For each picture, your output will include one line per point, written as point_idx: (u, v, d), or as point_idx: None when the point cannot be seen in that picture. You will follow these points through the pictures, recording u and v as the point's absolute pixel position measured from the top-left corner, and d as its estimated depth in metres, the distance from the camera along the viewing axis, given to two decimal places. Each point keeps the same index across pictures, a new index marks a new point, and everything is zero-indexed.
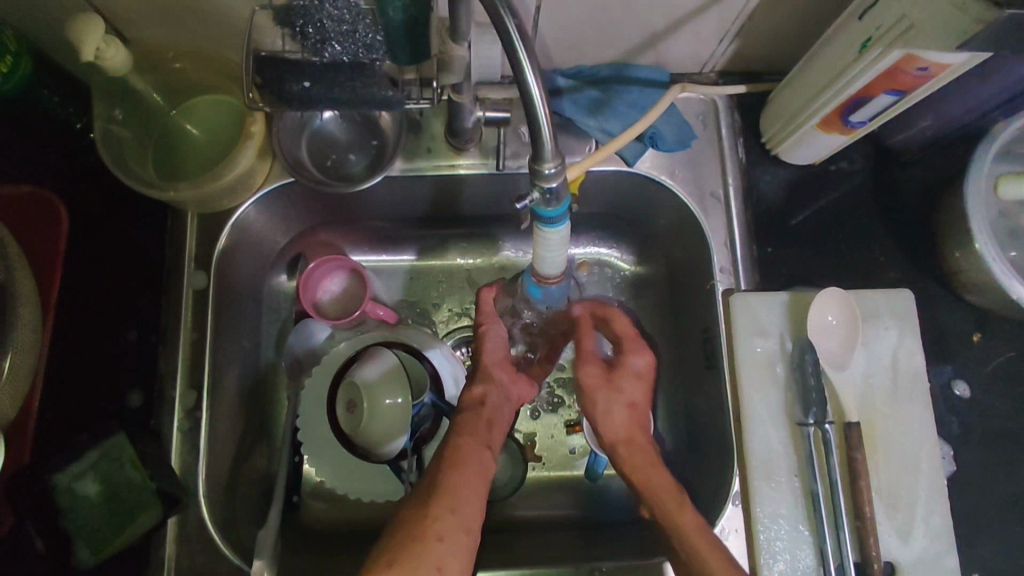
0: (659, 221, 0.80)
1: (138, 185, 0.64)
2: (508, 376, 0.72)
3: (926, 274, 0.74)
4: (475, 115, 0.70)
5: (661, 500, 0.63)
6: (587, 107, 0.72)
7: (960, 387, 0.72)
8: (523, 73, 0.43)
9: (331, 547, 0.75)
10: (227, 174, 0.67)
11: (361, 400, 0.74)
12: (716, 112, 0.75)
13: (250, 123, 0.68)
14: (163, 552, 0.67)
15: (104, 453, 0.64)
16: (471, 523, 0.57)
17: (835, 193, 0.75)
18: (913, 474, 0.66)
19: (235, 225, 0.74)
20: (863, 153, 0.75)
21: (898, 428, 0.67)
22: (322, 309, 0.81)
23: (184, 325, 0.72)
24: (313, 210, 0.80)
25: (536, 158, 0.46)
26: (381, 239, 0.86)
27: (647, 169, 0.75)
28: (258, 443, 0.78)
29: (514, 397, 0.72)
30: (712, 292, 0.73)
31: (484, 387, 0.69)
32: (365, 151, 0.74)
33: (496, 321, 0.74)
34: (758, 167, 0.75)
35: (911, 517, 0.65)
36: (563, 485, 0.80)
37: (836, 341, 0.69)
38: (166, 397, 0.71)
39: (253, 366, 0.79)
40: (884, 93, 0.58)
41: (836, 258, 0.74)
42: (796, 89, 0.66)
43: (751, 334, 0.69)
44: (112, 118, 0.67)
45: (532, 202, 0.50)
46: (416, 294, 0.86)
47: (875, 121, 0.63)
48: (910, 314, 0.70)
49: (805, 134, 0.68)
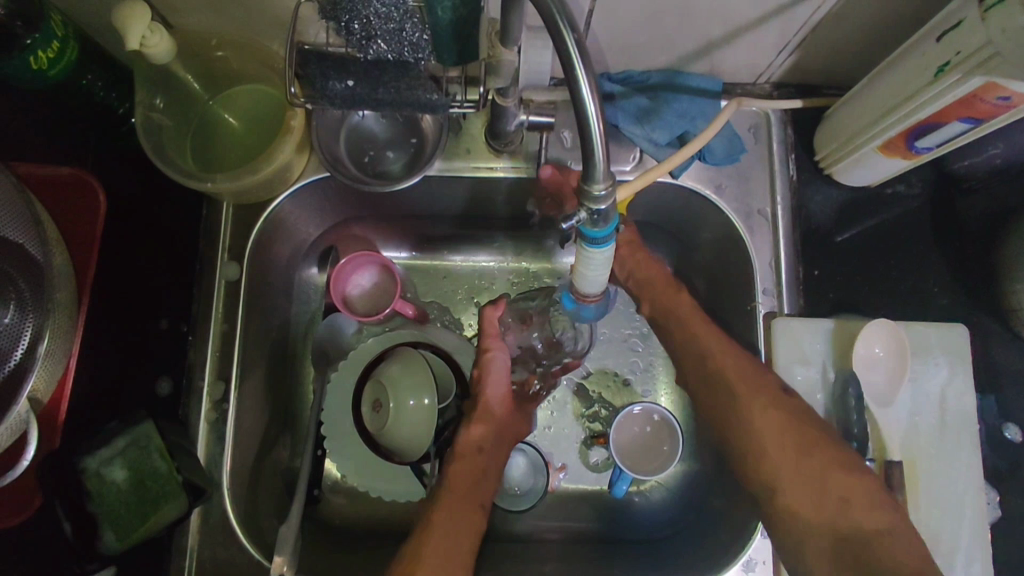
0: (701, 235, 0.77)
1: (177, 175, 0.64)
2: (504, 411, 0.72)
3: (982, 307, 0.70)
4: (519, 119, 0.67)
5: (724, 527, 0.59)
6: (633, 115, 0.68)
7: (1011, 430, 0.69)
8: (580, 90, 0.40)
9: (350, 544, 0.75)
10: (265, 167, 0.67)
11: (387, 400, 0.71)
12: (768, 125, 0.72)
13: (291, 117, 0.67)
14: (186, 541, 0.68)
15: (133, 440, 0.63)
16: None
17: (890, 217, 0.71)
18: (955, 519, 0.63)
19: (271, 217, 0.73)
20: (923, 177, 0.71)
21: (941, 470, 0.64)
22: (352, 304, 0.80)
23: (214, 316, 0.72)
24: (347, 204, 0.79)
25: (586, 179, 0.44)
26: (413, 237, 0.85)
27: (691, 183, 0.72)
28: (283, 436, 0.78)
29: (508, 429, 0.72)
30: (753, 314, 0.70)
31: (480, 430, 0.69)
32: (404, 149, 0.72)
33: (502, 346, 0.71)
34: (809, 186, 0.72)
35: (949, 563, 0.63)
36: (585, 499, 0.79)
37: (882, 375, 0.66)
38: (194, 387, 0.71)
39: (281, 359, 0.79)
40: (957, 120, 0.55)
41: (887, 286, 0.70)
42: (859, 110, 0.62)
43: (791, 361, 0.67)
44: (153, 107, 0.66)
45: (578, 222, 0.48)
46: (446, 294, 0.86)
47: (942, 148, 0.60)
48: (963, 351, 0.67)
49: (863, 156, 0.64)
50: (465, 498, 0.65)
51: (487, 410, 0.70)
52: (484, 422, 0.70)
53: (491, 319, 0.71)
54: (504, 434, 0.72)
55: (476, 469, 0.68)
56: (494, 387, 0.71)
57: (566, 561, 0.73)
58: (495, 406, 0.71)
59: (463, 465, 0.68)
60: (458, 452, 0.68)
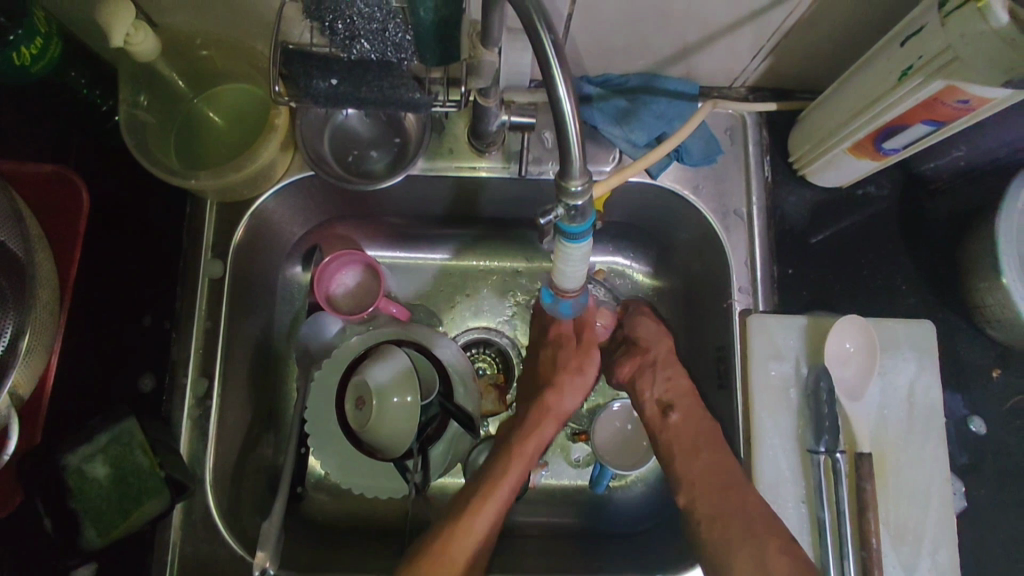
0: (679, 235, 0.78)
1: (159, 171, 0.64)
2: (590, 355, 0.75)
3: (949, 305, 0.73)
4: (500, 120, 0.69)
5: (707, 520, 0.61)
6: (613, 116, 0.70)
7: (976, 423, 0.71)
8: (557, 92, 0.42)
9: (333, 540, 0.75)
10: (248, 165, 0.67)
11: (370, 398, 0.71)
12: (743, 127, 0.74)
13: (275, 116, 0.68)
14: (168, 536, 0.68)
15: (115, 436, 0.63)
16: (506, 512, 0.66)
17: (861, 217, 0.74)
18: (922, 509, 0.65)
19: (255, 216, 0.74)
20: (892, 178, 0.74)
21: (908, 462, 0.67)
22: (336, 302, 0.81)
23: (197, 314, 0.72)
24: (332, 203, 0.79)
25: (563, 175, 0.46)
26: (396, 236, 0.86)
27: (669, 183, 0.73)
28: (265, 433, 0.78)
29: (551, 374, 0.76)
30: (729, 311, 0.72)
31: (570, 364, 0.73)
32: (387, 148, 0.74)
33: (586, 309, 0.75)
34: (783, 187, 0.74)
35: (917, 552, 0.65)
36: (566, 495, 0.80)
37: (852, 369, 0.68)
38: (177, 383, 0.71)
39: (264, 356, 0.79)
40: (921, 122, 0.57)
41: (858, 284, 0.73)
42: (829, 112, 0.64)
43: (765, 357, 0.68)
44: (137, 103, 0.66)
45: (555, 217, 0.49)
46: (429, 292, 0.86)
47: (909, 150, 0.62)
48: (930, 347, 0.69)
49: (834, 157, 0.66)
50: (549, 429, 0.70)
51: (590, 348, 0.73)
52: (583, 357, 0.73)
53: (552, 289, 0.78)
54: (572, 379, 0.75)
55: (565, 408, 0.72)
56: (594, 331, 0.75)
57: (547, 555, 0.74)
58: (593, 348, 0.74)
59: (552, 398, 0.71)
60: (557, 382, 0.72)
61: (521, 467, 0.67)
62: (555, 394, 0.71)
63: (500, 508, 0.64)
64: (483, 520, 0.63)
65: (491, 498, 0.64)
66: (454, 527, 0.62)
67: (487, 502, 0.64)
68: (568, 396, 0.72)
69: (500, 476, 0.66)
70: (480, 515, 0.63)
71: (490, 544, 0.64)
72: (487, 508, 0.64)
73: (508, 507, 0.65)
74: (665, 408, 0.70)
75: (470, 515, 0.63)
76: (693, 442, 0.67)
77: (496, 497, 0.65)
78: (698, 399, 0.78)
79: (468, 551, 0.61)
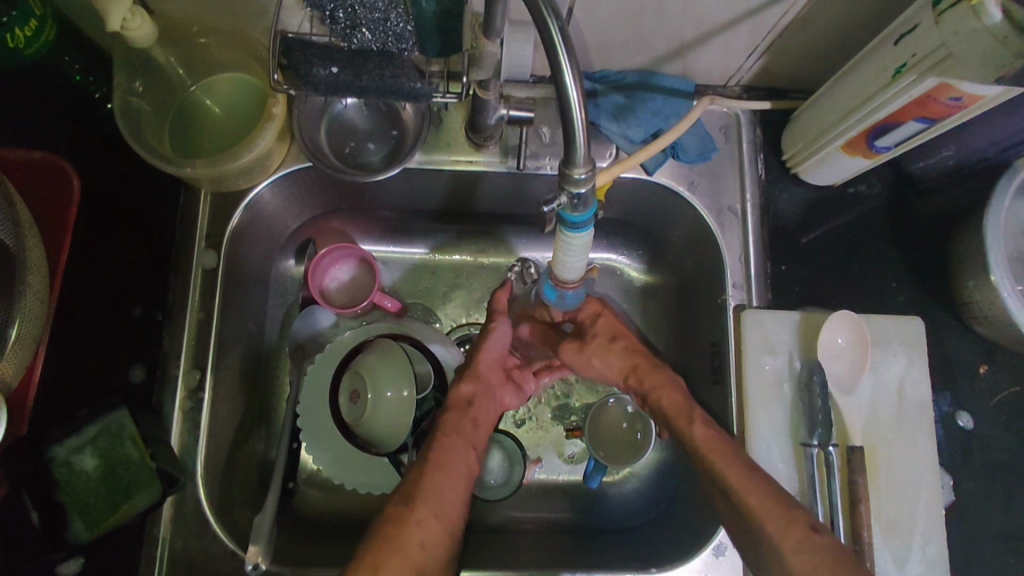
0: (674, 231, 0.79)
1: (154, 159, 0.64)
2: (499, 380, 0.74)
3: (936, 302, 0.75)
4: (499, 113, 0.69)
5: None
6: (611, 112, 0.71)
7: (964, 418, 0.73)
8: (566, 91, 0.43)
9: (326, 535, 0.74)
10: (245, 154, 0.67)
11: (364, 390, 0.71)
12: (738, 125, 0.75)
13: (273, 105, 0.68)
14: (157, 531, 0.66)
15: (104, 427, 0.62)
16: (448, 522, 0.62)
17: (851, 215, 0.75)
18: (912, 503, 0.66)
19: (250, 206, 0.73)
20: (882, 177, 0.75)
21: (899, 456, 0.68)
22: (329, 297, 0.80)
23: (190, 306, 0.72)
24: (327, 197, 0.79)
25: (568, 162, 0.47)
26: (391, 230, 0.86)
27: (665, 180, 0.74)
28: (257, 428, 0.77)
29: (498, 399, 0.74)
30: (723, 306, 0.72)
31: (472, 386, 0.71)
32: (385, 141, 0.74)
33: (507, 320, 0.76)
34: (776, 185, 0.75)
35: (907, 544, 0.66)
36: (559, 490, 0.80)
37: (844, 364, 0.69)
38: (168, 374, 0.70)
39: (257, 349, 0.78)
40: (913, 120, 0.58)
41: (848, 281, 0.74)
42: (822, 111, 0.66)
43: (760, 351, 0.69)
44: (132, 90, 0.66)
45: (559, 205, 0.51)
46: (423, 286, 0.86)
47: (900, 148, 0.63)
48: (919, 342, 0.70)
49: (827, 155, 0.68)
50: (461, 443, 0.68)
51: (480, 370, 0.73)
52: (475, 378, 0.72)
53: (500, 299, 0.77)
54: (493, 397, 0.73)
55: (470, 420, 0.70)
56: (490, 355, 0.74)
57: (541, 550, 0.74)
58: (487, 371, 0.73)
59: (456, 414, 0.69)
60: (451, 405, 0.70)
61: (442, 476, 0.64)
62: (455, 413, 0.69)
63: (427, 518, 0.61)
64: (417, 532, 0.60)
65: (415, 509, 0.62)
66: (382, 542, 0.59)
67: (409, 516, 0.61)
68: (452, 411, 0.70)
69: (419, 489, 0.63)
70: (406, 527, 0.60)
71: (436, 553, 0.60)
72: (413, 517, 0.61)
73: (444, 516, 0.62)
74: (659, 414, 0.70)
75: (397, 529, 0.60)
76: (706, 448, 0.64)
77: (422, 507, 0.62)
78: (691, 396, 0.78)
79: (402, 563, 0.58)
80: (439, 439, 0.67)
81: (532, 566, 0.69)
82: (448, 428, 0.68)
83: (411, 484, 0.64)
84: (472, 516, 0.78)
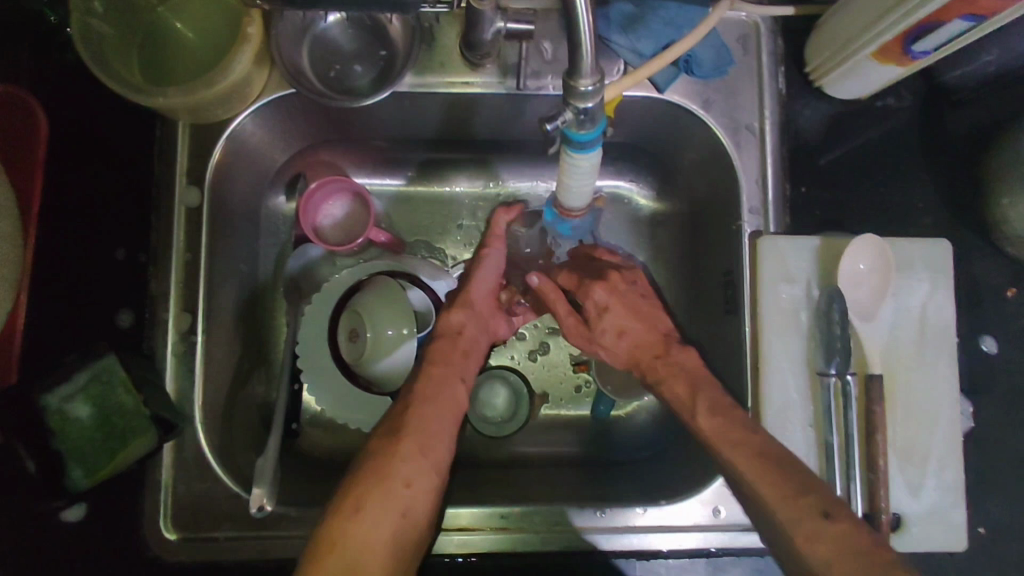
0: (686, 154, 0.74)
1: (122, 87, 0.59)
2: (488, 308, 0.71)
3: (964, 222, 0.71)
4: (496, 27, 0.62)
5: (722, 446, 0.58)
6: (619, 23, 0.65)
7: (988, 343, 0.70)
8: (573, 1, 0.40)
9: (332, 475, 0.73)
10: (221, 80, 0.61)
11: (364, 329, 0.68)
12: (758, 35, 0.68)
13: (247, 23, 0.61)
14: (158, 475, 0.64)
15: (94, 375, 0.60)
16: (435, 457, 0.59)
17: (876, 131, 0.70)
18: (930, 430, 0.65)
19: (232, 137, 0.68)
20: (914, 89, 0.70)
21: (918, 383, 0.65)
22: (323, 235, 0.76)
23: (175, 245, 0.67)
24: (315, 126, 0.74)
25: (571, 74, 0.43)
26: (385, 161, 0.81)
27: (677, 98, 0.68)
28: (256, 370, 0.74)
29: (491, 329, 0.72)
30: (738, 234, 0.68)
31: (462, 316, 0.69)
32: (372, 63, 0.68)
33: (503, 247, 0.73)
34: (798, 100, 0.70)
35: (922, 471, 0.64)
36: (567, 425, 0.79)
37: (865, 291, 0.66)
38: (158, 319, 0.66)
39: (251, 290, 0.75)
40: (957, 18, 0.52)
41: (870, 202, 0.70)
42: (850, 14, 0.59)
43: (776, 279, 0.66)
44: (92, 11, 0.60)
45: (562, 124, 0.47)
46: (420, 221, 0.81)
47: (938, 53, 0.58)
48: (945, 266, 0.66)
49: (855, 65, 0.62)
50: (449, 374, 0.65)
51: (469, 300, 0.70)
52: (464, 308, 0.69)
53: (500, 221, 0.73)
54: (484, 322, 0.71)
55: (459, 351, 0.67)
56: (482, 283, 0.71)
57: (550, 484, 0.73)
58: (480, 300, 0.71)
59: (445, 343, 0.67)
60: (440, 333, 0.68)
61: (432, 409, 0.62)
62: (444, 343, 0.67)
63: (412, 453, 0.58)
64: (401, 468, 0.57)
65: (399, 443, 0.59)
66: (367, 479, 0.57)
67: (395, 451, 0.58)
68: (438, 340, 0.67)
69: (405, 424, 0.60)
70: (393, 463, 0.58)
71: (422, 490, 0.57)
72: (397, 452, 0.58)
73: (431, 451, 0.60)
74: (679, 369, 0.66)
75: (381, 467, 0.57)
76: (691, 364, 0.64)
77: (406, 442, 0.59)
78: (703, 328, 0.75)
79: (388, 500, 0.55)
80: (425, 369, 0.65)
81: (542, 500, 0.69)
82: (436, 359, 0.66)
83: (397, 419, 0.61)
84: (480, 452, 0.77)
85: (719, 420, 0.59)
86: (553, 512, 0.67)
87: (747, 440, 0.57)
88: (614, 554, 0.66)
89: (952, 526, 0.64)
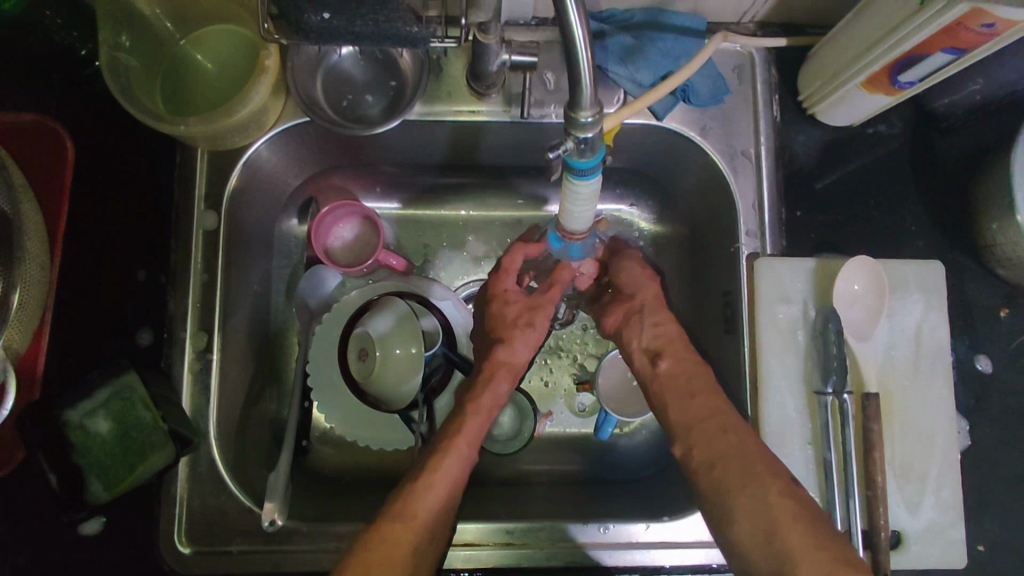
0: (684, 180, 0.77)
1: (145, 117, 0.62)
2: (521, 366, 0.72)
3: (956, 245, 0.73)
4: (501, 59, 0.66)
5: (724, 462, 0.59)
6: (617, 54, 0.68)
7: (983, 362, 0.71)
8: (574, 41, 0.42)
9: (340, 491, 0.75)
10: (239, 110, 0.64)
11: (374, 350, 0.71)
12: (752, 65, 0.70)
13: (265, 56, 0.65)
14: (174, 490, 0.66)
15: (115, 391, 0.63)
16: (437, 539, 0.61)
17: (868, 156, 0.73)
18: (927, 448, 0.66)
19: (247, 165, 0.71)
20: (904, 116, 0.72)
21: (914, 401, 0.67)
22: (334, 256, 0.79)
23: (193, 267, 0.69)
24: (326, 152, 0.77)
25: (573, 106, 0.46)
26: (395, 185, 0.83)
27: (675, 125, 0.70)
28: (269, 387, 0.76)
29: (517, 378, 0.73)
30: (736, 255, 0.70)
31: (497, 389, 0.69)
32: (383, 92, 0.71)
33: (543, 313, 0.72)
34: (792, 127, 0.72)
35: (920, 488, 0.65)
36: (572, 443, 0.80)
37: (860, 311, 0.67)
38: (176, 338, 0.68)
39: (265, 312, 0.77)
40: (941, 51, 0.55)
41: (864, 225, 0.72)
42: (840, 47, 0.62)
43: (774, 299, 0.68)
44: (119, 45, 0.63)
45: (564, 152, 0.50)
46: (428, 243, 0.84)
47: (925, 83, 0.60)
48: (938, 287, 0.68)
49: (845, 94, 0.65)
50: (468, 454, 0.65)
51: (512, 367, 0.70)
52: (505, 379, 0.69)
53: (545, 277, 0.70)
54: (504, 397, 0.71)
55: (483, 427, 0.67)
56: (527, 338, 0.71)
57: (554, 501, 0.74)
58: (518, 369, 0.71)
59: (475, 418, 0.67)
60: (473, 405, 0.67)
61: (443, 489, 0.62)
62: (474, 416, 0.67)
63: (424, 539, 0.59)
64: (409, 555, 0.58)
65: (413, 529, 0.59)
66: (374, 560, 0.56)
67: (407, 536, 0.58)
68: (470, 415, 0.66)
69: (418, 504, 0.60)
70: (401, 548, 0.58)
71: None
72: (409, 537, 0.59)
73: (438, 535, 0.61)
74: (654, 356, 0.67)
75: (388, 547, 0.57)
76: (690, 383, 0.65)
77: (418, 528, 0.59)
78: (703, 347, 0.77)
79: None
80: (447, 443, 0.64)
81: (544, 516, 0.70)
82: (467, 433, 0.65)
83: (412, 496, 0.61)
84: (486, 469, 0.79)
85: (721, 438, 0.60)
86: (557, 528, 0.68)
87: (748, 456, 0.58)
88: (617, 570, 0.67)
89: (951, 542, 0.65)
